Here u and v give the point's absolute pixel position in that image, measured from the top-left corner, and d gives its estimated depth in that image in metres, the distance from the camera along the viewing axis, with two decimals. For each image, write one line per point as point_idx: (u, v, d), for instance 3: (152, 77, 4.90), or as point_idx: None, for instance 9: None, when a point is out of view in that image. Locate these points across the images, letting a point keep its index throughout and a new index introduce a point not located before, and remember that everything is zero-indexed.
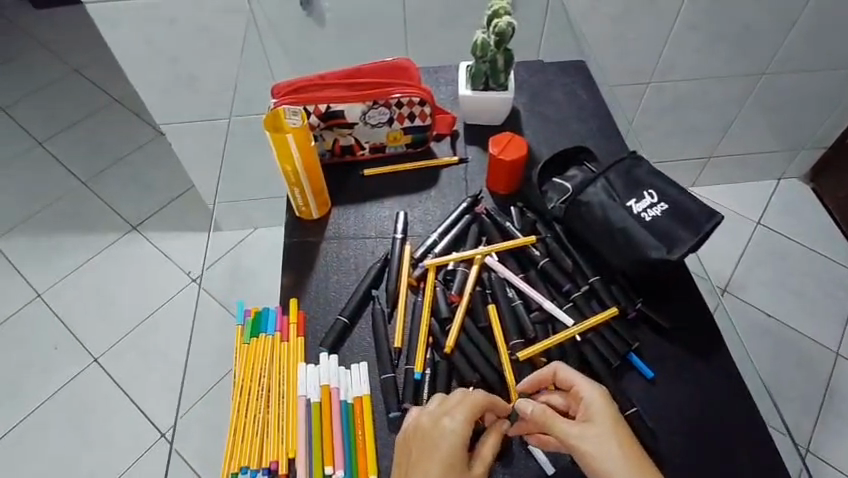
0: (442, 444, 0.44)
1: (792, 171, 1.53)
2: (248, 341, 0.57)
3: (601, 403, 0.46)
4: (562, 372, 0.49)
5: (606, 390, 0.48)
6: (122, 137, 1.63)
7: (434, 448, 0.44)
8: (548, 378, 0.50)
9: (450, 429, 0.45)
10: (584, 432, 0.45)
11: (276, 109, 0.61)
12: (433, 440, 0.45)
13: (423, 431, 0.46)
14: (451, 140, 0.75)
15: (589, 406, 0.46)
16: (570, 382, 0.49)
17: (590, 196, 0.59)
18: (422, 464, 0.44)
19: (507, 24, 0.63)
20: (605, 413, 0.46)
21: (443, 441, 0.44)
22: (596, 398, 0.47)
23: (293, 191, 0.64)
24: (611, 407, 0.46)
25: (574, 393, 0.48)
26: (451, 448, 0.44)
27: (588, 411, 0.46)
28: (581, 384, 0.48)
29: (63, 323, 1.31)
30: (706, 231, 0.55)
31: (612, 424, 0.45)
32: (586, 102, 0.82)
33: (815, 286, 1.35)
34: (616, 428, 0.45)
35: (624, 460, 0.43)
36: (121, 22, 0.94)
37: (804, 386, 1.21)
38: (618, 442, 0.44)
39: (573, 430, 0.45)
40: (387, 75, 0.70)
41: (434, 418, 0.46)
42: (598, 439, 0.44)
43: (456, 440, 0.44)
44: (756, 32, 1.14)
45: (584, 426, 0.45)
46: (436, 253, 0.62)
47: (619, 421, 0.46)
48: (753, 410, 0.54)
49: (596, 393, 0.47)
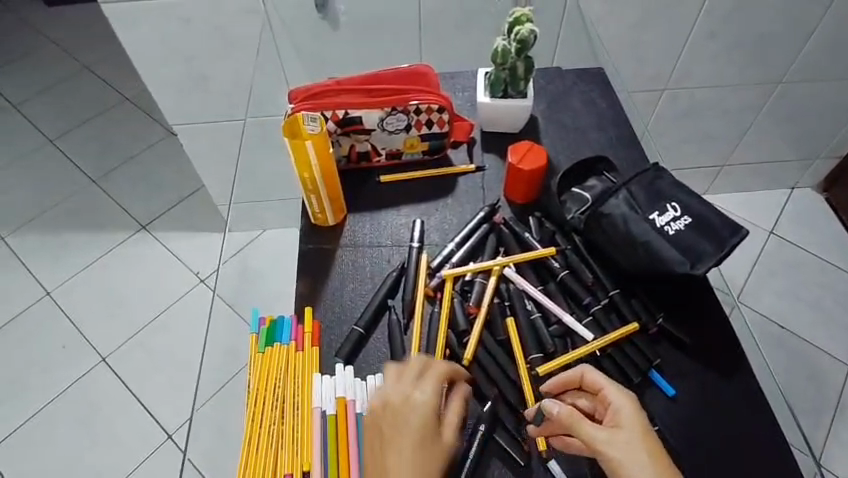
0: (413, 415, 0.45)
1: (806, 180, 1.51)
2: (262, 350, 0.56)
3: (629, 409, 0.46)
4: (589, 376, 0.49)
5: (634, 396, 0.48)
6: (132, 136, 1.63)
7: (406, 419, 0.45)
8: (575, 381, 0.50)
9: (420, 397, 0.46)
10: (612, 438, 0.44)
11: (294, 115, 0.60)
12: (405, 412, 0.45)
13: (393, 401, 0.46)
14: (468, 147, 0.74)
15: (616, 411, 0.46)
16: (597, 386, 0.48)
17: (611, 208, 0.58)
18: (398, 439, 0.44)
19: (529, 31, 0.62)
20: (633, 419, 0.45)
21: (414, 410, 0.45)
22: (625, 404, 0.46)
23: (309, 198, 0.63)
24: (639, 414, 0.46)
25: (601, 397, 0.48)
26: (422, 417, 0.45)
27: (617, 417, 0.46)
28: (610, 389, 0.48)
29: (71, 322, 1.31)
30: (730, 246, 0.54)
31: (640, 432, 0.45)
32: (605, 110, 0.80)
33: (829, 297, 1.33)
34: (645, 436, 0.44)
35: (653, 469, 0.42)
36: (136, 22, 0.94)
37: (817, 399, 1.19)
38: (647, 450, 0.43)
39: (601, 435, 0.45)
40: (405, 82, 0.69)
41: (401, 387, 0.47)
42: (627, 446, 0.44)
43: (426, 408, 0.45)
44: (774, 41, 1.12)
45: (612, 431, 0.45)
46: (453, 263, 0.61)
47: (648, 430, 0.45)
48: (776, 431, 0.53)
49: (625, 399, 0.47)
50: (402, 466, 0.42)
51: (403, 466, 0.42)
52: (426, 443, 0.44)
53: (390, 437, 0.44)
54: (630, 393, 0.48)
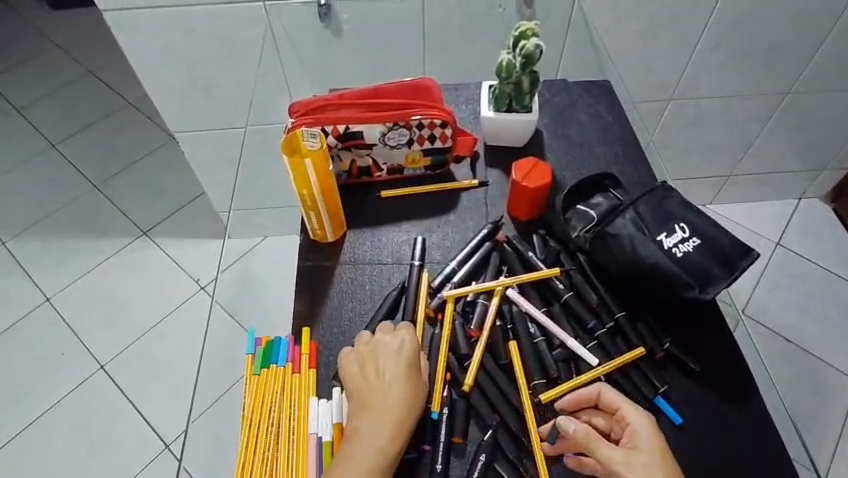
0: (400, 353, 0.51)
1: (813, 191, 1.49)
2: (258, 372, 0.55)
3: (647, 430, 0.47)
4: (607, 395, 0.50)
5: (651, 417, 0.48)
6: (135, 141, 1.62)
7: (395, 356, 0.51)
8: (590, 399, 0.50)
9: (405, 338, 0.52)
10: (629, 460, 0.45)
11: (294, 131, 0.59)
12: (393, 351, 0.51)
13: (380, 342, 0.52)
14: (470, 162, 0.73)
15: (633, 432, 0.47)
16: (614, 405, 0.49)
17: (618, 228, 0.56)
18: (393, 369, 0.50)
19: (535, 46, 0.61)
20: (651, 441, 0.46)
21: (401, 349, 0.51)
22: (643, 426, 0.47)
23: (308, 214, 0.62)
24: (657, 435, 0.47)
25: (617, 417, 0.49)
26: (410, 354, 0.51)
27: (634, 439, 0.47)
28: (627, 409, 0.48)
29: (71, 328, 1.30)
30: (740, 270, 0.52)
31: (658, 455, 0.45)
32: (611, 124, 0.79)
33: (837, 311, 1.31)
34: (662, 460, 0.45)
35: None
36: (138, 29, 0.93)
37: (824, 415, 1.17)
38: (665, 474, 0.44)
39: (618, 456, 0.45)
40: (408, 96, 0.68)
41: (387, 331, 0.53)
42: (644, 468, 0.44)
43: (410, 347, 0.52)
44: (783, 52, 1.11)
45: (629, 452, 0.45)
46: (454, 283, 0.59)
47: (666, 453, 0.46)
48: (786, 462, 0.51)
49: (643, 421, 0.48)
50: (395, 393, 0.49)
51: (397, 393, 0.49)
52: (414, 377, 0.50)
53: (382, 371, 0.50)
54: (647, 414, 0.49)
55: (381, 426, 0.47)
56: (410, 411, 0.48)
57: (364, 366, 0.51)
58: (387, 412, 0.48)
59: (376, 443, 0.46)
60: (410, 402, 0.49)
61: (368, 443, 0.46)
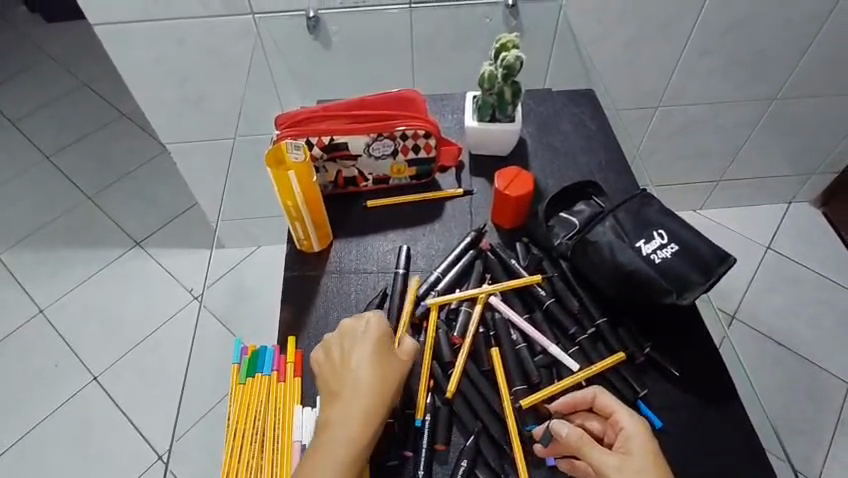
0: (365, 340, 0.51)
1: (803, 195, 1.50)
2: (244, 381, 0.55)
3: (640, 436, 0.46)
4: (601, 398, 0.49)
5: (645, 423, 0.48)
6: (130, 152, 1.63)
7: (360, 345, 0.51)
8: (586, 402, 0.50)
9: (371, 324, 0.52)
10: (622, 466, 0.44)
11: (278, 143, 0.60)
12: (359, 340, 0.51)
13: (349, 330, 0.52)
14: (455, 172, 0.74)
15: (627, 436, 0.46)
16: (609, 409, 0.48)
17: (598, 235, 0.58)
18: (358, 354, 0.50)
19: (515, 58, 0.62)
20: (644, 447, 0.45)
21: (366, 335, 0.51)
22: (636, 431, 0.46)
23: (294, 225, 0.63)
24: (650, 442, 0.46)
25: (611, 421, 0.48)
26: (378, 339, 0.51)
27: (627, 445, 0.46)
28: (622, 414, 0.48)
29: (64, 339, 1.30)
30: (717, 275, 0.53)
31: (650, 462, 0.44)
32: (595, 132, 0.80)
33: (828, 314, 1.32)
34: (654, 468, 0.44)
35: None
36: (130, 43, 0.94)
37: (815, 418, 1.18)
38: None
39: (612, 462, 0.44)
40: (392, 107, 0.69)
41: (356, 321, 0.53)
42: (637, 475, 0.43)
43: (376, 334, 0.52)
44: (768, 59, 1.13)
45: (623, 458, 0.44)
46: (438, 291, 0.60)
47: (658, 461, 0.45)
48: (766, 466, 0.52)
49: (637, 426, 0.47)
50: (363, 380, 0.48)
51: (365, 381, 0.48)
52: (383, 363, 0.50)
53: (349, 361, 0.50)
54: (642, 419, 0.48)
55: (350, 415, 0.47)
56: (381, 398, 0.48)
57: (334, 355, 0.51)
58: (355, 400, 0.47)
59: (347, 433, 0.46)
60: (380, 389, 0.48)
61: (338, 432, 0.46)
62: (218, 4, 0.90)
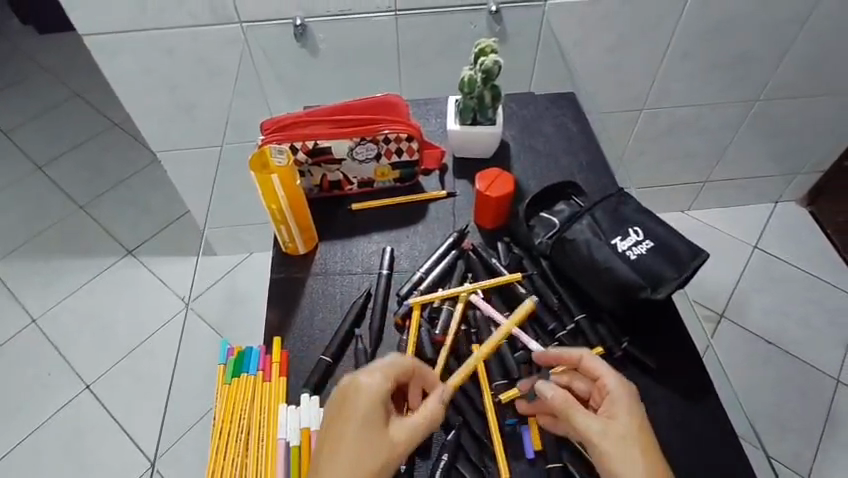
0: (355, 410, 0.46)
1: (789, 195, 1.52)
2: (230, 381, 0.57)
3: (625, 401, 0.47)
4: (587, 360, 0.50)
5: (631, 385, 0.48)
6: (122, 161, 1.64)
7: (348, 415, 0.46)
8: (571, 361, 0.52)
9: (363, 388, 0.47)
10: (605, 430, 0.45)
11: (262, 148, 0.62)
12: (349, 407, 0.46)
13: (344, 389, 0.48)
14: (439, 175, 0.75)
15: (612, 398, 0.47)
16: (596, 372, 0.49)
17: (576, 233, 0.59)
18: (343, 423, 0.46)
19: (494, 62, 0.65)
20: (629, 412, 0.46)
21: (356, 402, 0.46)
22: (622, 396, 0.47)
23: (279, 228, 0.64)
24: (634, 405, 0.47)
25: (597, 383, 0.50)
26: (365, 410, 0.46)
27: (612, 409, 0.47)
28: (606, 376, 0.49)
29: (57, 348, 1.30)
30: (691, 269, 0.55)
31: (633, 426, 0.45)
32: (576, 134, 0.82)
33: (815, 311, 1.34)
34: (636, 432, 0.45)
35: (644, 465, 0.43)
36: (120, 53, 0.95)
37: (806, 415, 1.19)
38: (637, 447, 0.44)
39: (595, 426, 0.45)
40: (374, 111, 0.70)
41: (354, 379, 0.48)
42: (620, 439, 0.44)
43: (368, 403, 0.46)
44: (750, 61, 1.14)
45: (607, 422, 0.46)
46: (421, 290, 0.62)
47: (641, 424, 0.46)
48: (742, 458, 0.53)
49: (621, 389, 0.48)
50: (343, 458, 0.44)
51: (344, 459, 0.44)
52: (368, 442, 0.45)
53: (335, 429, 0.46)
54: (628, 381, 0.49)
55: None
56: None
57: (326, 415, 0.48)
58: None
59: None
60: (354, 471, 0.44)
61: None
62: (205, 12, 0.91)
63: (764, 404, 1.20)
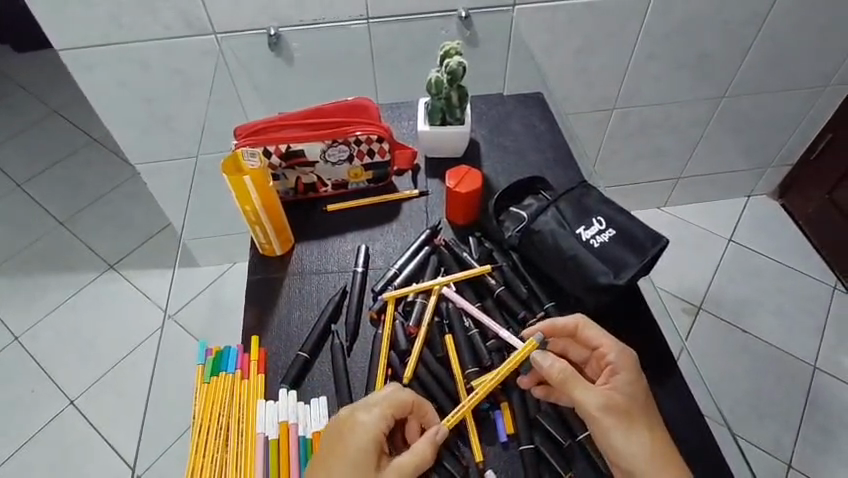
0: (347, 442, 0.48)
1: (760, 188, 1.56)
2: (209, 380, 0.59)
3: (625, 371, 0.52)
4: (588, 331, 0.55)
5: (631, 353, 0.53)
6: (101, 176, 1.64)
7: (340, 445, 0.48)
8: (571, 332, 0.55)
9: (358, 426, 0.48)
10: (609, 401, 0.49)
11: (235, 152, 0.64)
12: (341, 438, 0.48)
13: (342, 422, 0.50)
14: (412, 175, 0.77)
15: (613, 368, 0.52)
16: (597, 343, 0.54)
17: (541, 225, 0.62)
18: (334, 456, 0.47)
19: (458, 63, 0.67)
20: (627, 382, 0.51)
21: (352, 436, 0.48)
22: (622, 365, 0.52)
23: (255, 230, 0.66)
24: (636, 372, 0.52)
25: (597, 353, 0.54)
26: (357, 447, 0.47)
27: (612, 379, 0.52)
28: (607, 347, 0.53)
29: (40, 365, 1.30)
30: (651, 256, 0.57)
31: (634, 392, 0.50)
32: (544, 132, 0.85)
33: (789, 301, 1.37)
34: (638, 398, 0.50)
35: (639, 434, 0.48)
36: (95, 67, 0.96)
37: (784, 402, 1.21)
38: (638, 415, 0.49)
39: (595, 399, 0.50)
40: (345, 115, 0.72)
41: (352, 413, 0.50)
42: (619, 410, 0.49)
43: (363, 439, 0.48)
44: (714, 59, 1.17)
45: (607, 392, 0.50)
46: (395, 285, 0.64)
47: (641, 390, 0.51)
48: (707, 438, 0.56)
49: (622, 358, 0.52)
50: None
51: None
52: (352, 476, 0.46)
53: (327, 455, 0.48)
54: (627, 350, 0.54)
55: None
56: None
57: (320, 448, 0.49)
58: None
59: None
60: None
61: None
62: (181, 25, 0.92)
63: (744, 393, 1.23)
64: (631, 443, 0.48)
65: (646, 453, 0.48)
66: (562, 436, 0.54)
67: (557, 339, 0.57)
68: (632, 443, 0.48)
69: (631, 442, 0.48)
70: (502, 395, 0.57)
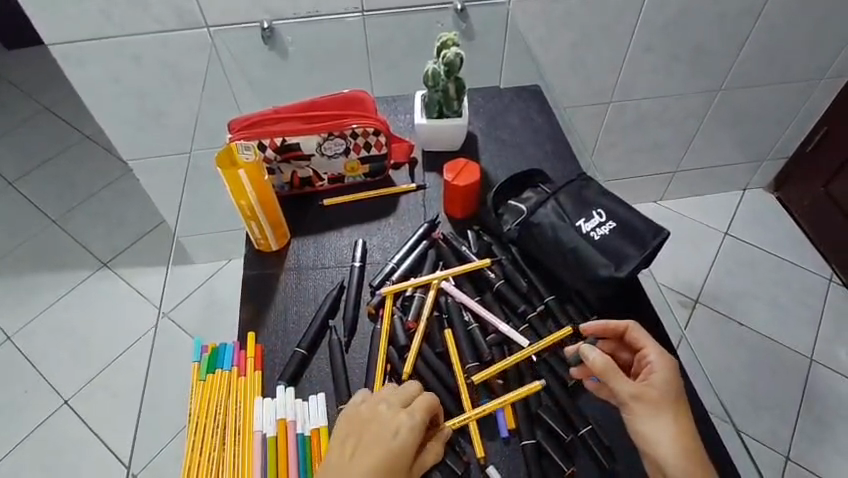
0: (392, 437, 0.46)
1: (756, 182, 1.56)
2: (205, 377, 0.59)
3: (665, 371, 0.51)
4: (634, 333, 0.54)
5: (672, 359, 0.52)
6: (94, 173, 1.62)
7: (383, 439, 0.46)
8: (617, 334, 0.55)
9: (401, 426, 0.47)
10: (642, 392, 0.49)
11: (229, 145, 0.62)
12: (384, 432, 0.46)
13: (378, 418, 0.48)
14: (408, 168, 0.77)
15: (651, 367, 0.51)
16: (640, 344, 0.53)
17: (541, 218, 0.61)
18: (372, 450, 0.45)
19: (455, 55, 0.66)
20: (666, 382, 0.50)
21: (394, 435, 0.46)
22: (661, 366, 0.51)
23: (250, 225, 0.65)
24: (675, 375, 0.51)
25: (639, 354, 0.53)
26: (399, 446, 0.46)
27: (649, 377, 0.51)
28: (650, 348, 0.53)
29: (32, 365, 1.28)
30: (652, 247, 0.57)
31: (670, 391, 0.50)
32: (541, 125, 0.84)
33: (786, 293, 1.37)
34: (672, 396, 0.49)
35: (671, 431, 0.47)
36: (85, 61, 0.94)
37: (782, 394, 1.21)
38: (669, 411, 0.48)
39: (631, 391, 0.49)
40: (341, 108, 0.71)
41: (392, 411, 0.48)
42: (653, 406, 0.49)
43: (406, 440, 0.46)
44: (710, 52, 1.17)
45: (643, 387, 0.50)
46: (394, 280, 0.63)
47: (677, 390, 0.50)
48: (709, 430, 0.56)
49: (663, 360, 0.52)
50: (364, 472, 0.44)
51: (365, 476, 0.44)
52: (390, 472, 0.45)
53: (361, 446, 0.46)
54: (668, 355, 0.53)
55: None
56: None
57: (349, 439, 0.47)
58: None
59: None
60: None
61: None
62: (173, 19, 0.91)
63: (741, 386, 1.23)
64: (658, 434, 0.47)
65: (672, 447, 0.47)
66: (564, 431, 0.53)
67: (605, 340, 0.56)
68: (659, 433, 0.47)
69: (659, 432, 0.47)
70: (502, 391, 0.56)
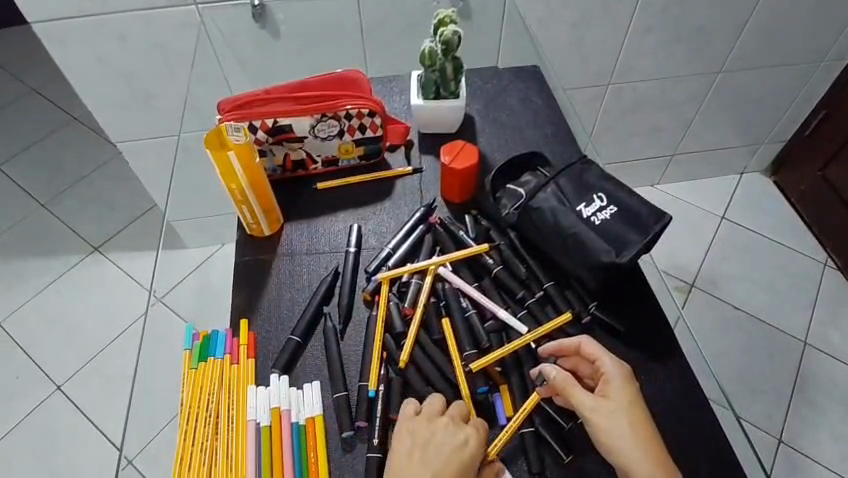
0: (464, 445, 0.47)
1: (754, 165, 1.55)
2: (196, 365, 0.57)
3: (620, 382, 0.49)
4: (586, 347, 0.52)
5: (628, 367, 0.51)
6: (82, 157, 1.58)
7: (455, 448, 0.46)
8: (572, 350, 0.53)
9: (470, 435, 0.48)
10: (597, 406, 0.48)
11: (219, 126, 0.61)
12: (455, 441, 0.47)
13: (446, 427, 0.48)
14: (404, 150, 0.75)
15: (606, 379, 0.50)
16: (594, 356, 0.52)
17: (540, 202, 0.60)
18: (446, 460, 0.46)
19: (453, 33, 0.64)
20: (623, 391, 0.49)
21: (465, 444, 0.47)
22: (617, 376, 0.50)
23: (241, 209, 0.63)
24: (631, 384, 0.49)
25: (596, 367, 0.52)
26: (471, 455, 0.47)
27: (607, 389, 0.49)
28: (604, 360, 0.51)
29: (23, 351, 1.26)
30: (654, 233, 0.55)
31: (627, 401, 0.48)
32: (540, 107, 0.82)
33: (782, 277, 1.37)
34: (631, 407, 0.48)
35: (635, 440, 0.46)
36: (68, 39, 0.91)
37: (777, 377, 1.22)
38: (630, 422, 0.47)
39: (590, 405, 0.48)
40: (335, 89, 0.69)
41: (457, 421, 0.49)
42: (612, 417, 0.47)
43: (474, 450, 0.47)
44: (711, 33, 1.14)
45: (601, 400, 0.48)
46: (389, 266, 0.62)
47: (636, 400, 0.49)
48: (709, 418, 0.55)
49: (619, 370, 0.50)
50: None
51: None
52: None
53: (432, 454, 0.46)
54: (624, 364, 0.51)
55: None
56: None
57: (416, 449, 0.47)
58: None
59: None
60: None
61: None
62: None
63: (737, 369, 1.23)
64: (621, 445, 0.46)
65: (638, 460, 0.45)
66: (564, 419, 0.53)
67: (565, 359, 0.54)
68: (623, 447, 0.46)
69: (622, 445, 0.46)
70: (500, 377, 0.55)
